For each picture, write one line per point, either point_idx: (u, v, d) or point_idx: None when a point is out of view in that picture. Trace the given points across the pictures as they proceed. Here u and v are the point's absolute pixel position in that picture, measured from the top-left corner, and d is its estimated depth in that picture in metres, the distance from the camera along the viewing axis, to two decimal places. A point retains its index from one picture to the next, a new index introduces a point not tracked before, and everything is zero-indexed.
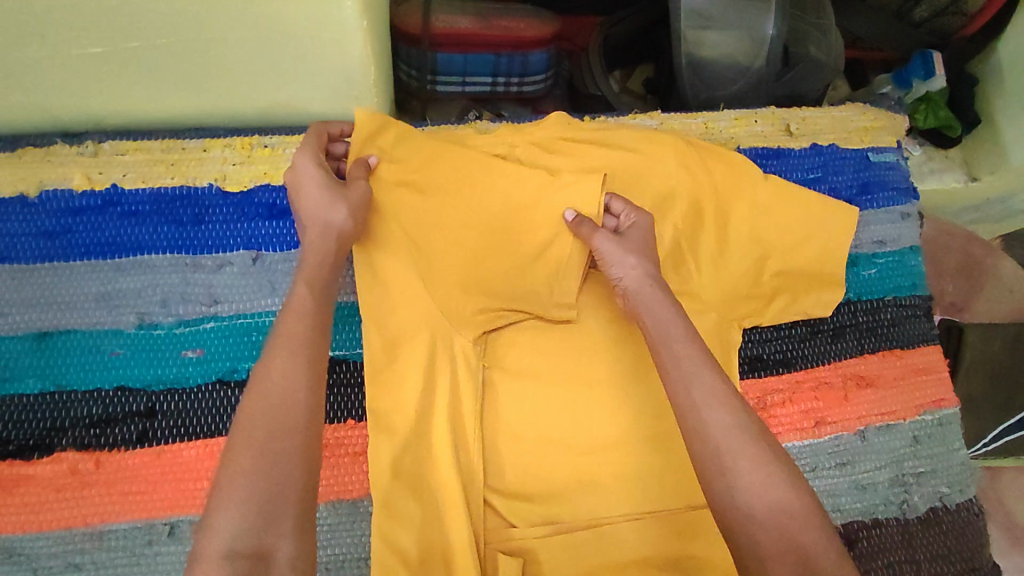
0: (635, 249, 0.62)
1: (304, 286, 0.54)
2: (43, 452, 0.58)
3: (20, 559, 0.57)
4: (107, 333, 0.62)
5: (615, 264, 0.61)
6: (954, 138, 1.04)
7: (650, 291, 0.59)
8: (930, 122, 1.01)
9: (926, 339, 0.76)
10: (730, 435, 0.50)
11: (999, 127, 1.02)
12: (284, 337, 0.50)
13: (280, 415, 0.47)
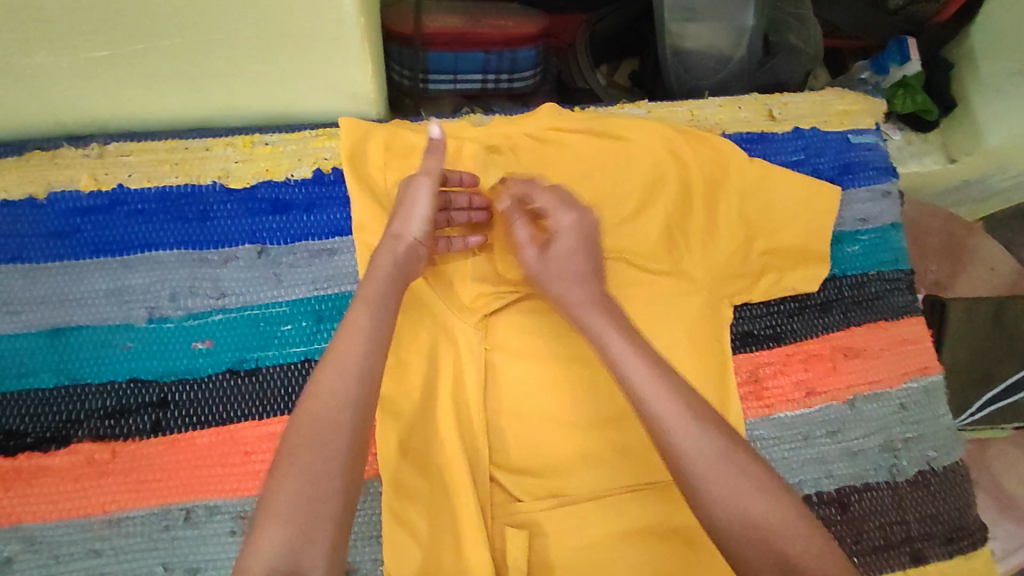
0: (560, 266, 0.64)
1: (363, 304, 0.56)
2: (60, 444, 0.60)
3: (41, 547, 0.58)
4: (119, 328, 0.63)
5: (547, 283, 0.65)
6: (931, 121, 1.08)
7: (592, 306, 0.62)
8: (908, 106, 1.05)
9: (909, 311, 0.79)
10: (708, 455, 0.52)
11: (974, 109, 1.06)
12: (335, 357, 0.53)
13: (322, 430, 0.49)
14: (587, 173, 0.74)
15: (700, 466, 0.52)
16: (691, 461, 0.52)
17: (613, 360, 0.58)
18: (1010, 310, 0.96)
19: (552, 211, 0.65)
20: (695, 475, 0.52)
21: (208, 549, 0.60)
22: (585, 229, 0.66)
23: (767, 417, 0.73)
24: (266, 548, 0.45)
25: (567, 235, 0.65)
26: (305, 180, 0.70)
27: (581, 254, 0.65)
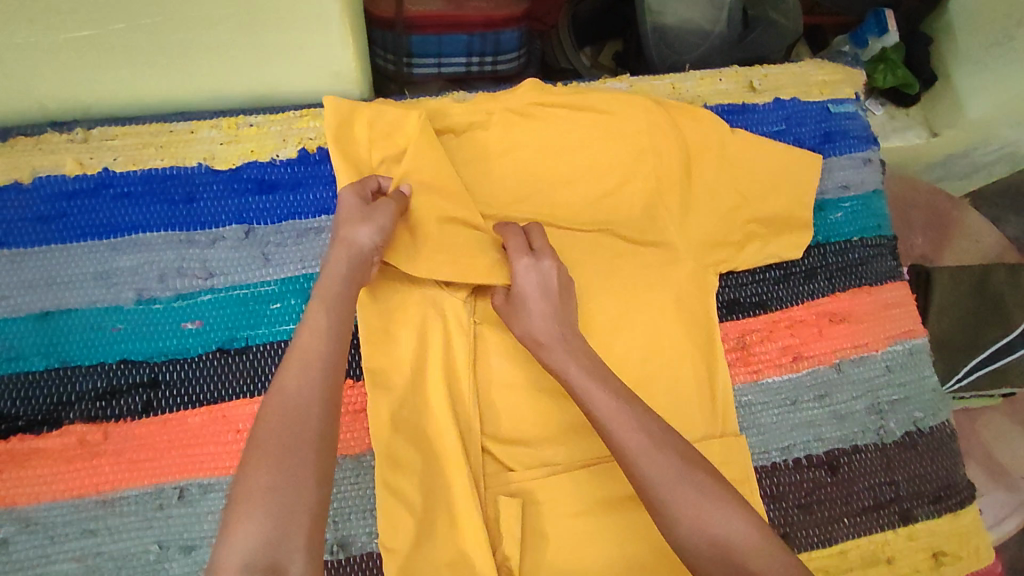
0: (530, 304, 0.65)
1: (319, 301, 0.58)
2: (52, 426, 0.60)
3: (34, 529, 0.58)
4: (107, 310, 0.64)
5: (513, 321, 0.66)
6: (912, 95, 1.10)
7: (561, 348, 0.63)
8: (889, 81, 1.07)
9: (892, 276, 0.80)
10: (667, 482, 0.54)
11: (954, 82, 1.07)
12: (298, 354, 0.55)
13: (293, 421, 0.51)
14: (571, 148, 0.75)
15: (658, 485, 0.54)
16: (649, 471, 0.55)
17: (574, 386, 0.61)
18: (993, 278, 0.96)
19: (515, 256, 0.66)
20: (659, 489, 0.54)
21: (203, 526, 0.60)
22: (550, 280, 0.66)
23: (754, 382, 0.74)
24: (239, 543, 0.46)
25: (530, 278, 0.65)
26: (290, 160, 0.71)
27: (543, 299, 0.65)
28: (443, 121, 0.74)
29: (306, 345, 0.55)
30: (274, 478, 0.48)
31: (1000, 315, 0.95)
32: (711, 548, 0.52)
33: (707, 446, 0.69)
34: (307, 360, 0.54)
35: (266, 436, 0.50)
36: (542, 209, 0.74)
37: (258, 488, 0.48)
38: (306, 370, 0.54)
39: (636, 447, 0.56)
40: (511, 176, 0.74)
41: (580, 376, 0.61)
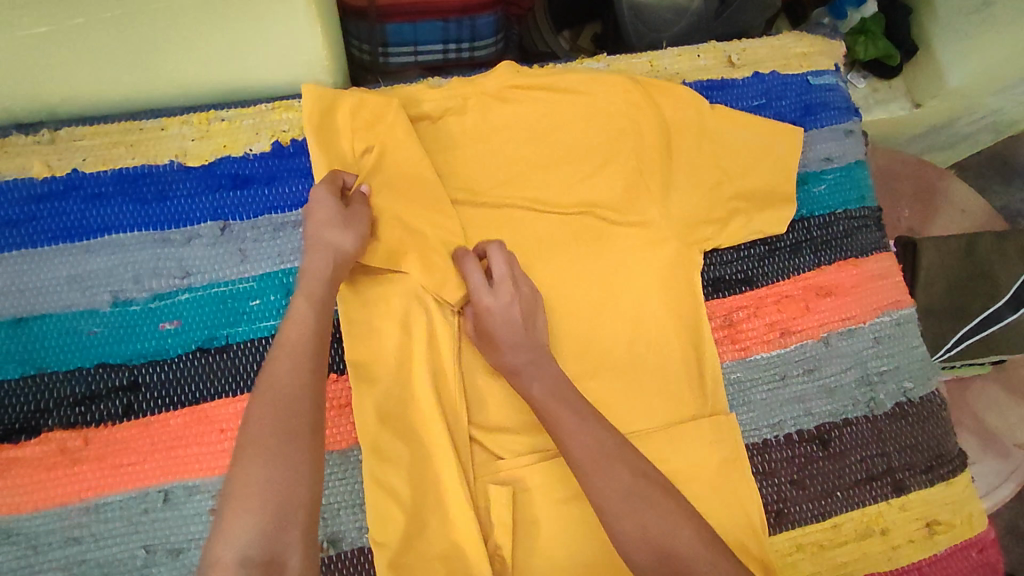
0: (494, 338, 0.63)
1: (303, 300, 0.58)
2: (31, 434, 0.59)
3: (18, 538, 0.57)
4: (83, 314, 0.62)
5: (488, 354, 0.65)
6: (893, 67, 1.09)
7: (546, 367, 0.62)
8: (870, 53, 1.06)
9: (878, 246, 0.80)
10: (625, 488, 0.55)
11: (935, 51, 1.06)
12: (286, 349, 0.54)
13: (286, 414, 0.50)
14: (549, 131, 0.75)
15: (609, 492, 0.55)
16: (598, 479, 0.56)
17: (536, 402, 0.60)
18: (979, 246, 0.96)
19: (477, 293, 0.64)
20: (608, 497, 0.55)
21: (190, 530, 0.59)
22: (512, 314, 0.63)
23: (743, 359, 0.73)
24: (238, 537, 0.45)
25: (492, 316, 0.63)
26: (264, 153, 0.70)
27: (508, 332, 0.63)
28: (419, 109, 0.73)
29: (292, 341, 0.55)
30: (271, 470, 0.48)
31: (989, 284, 0.95)
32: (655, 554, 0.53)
33: (697, 425, 0.68)
34: (298, 355, 0.54)
35: (258, 427, 0.49)
36: (522, 194, 0.73)
37: (253, 482, 0.47)
38: (298, 363, 0.53)
39: (599, 450, 0.57)
40: (489, 163, 0.73)
41: (541, 390, 0.60)
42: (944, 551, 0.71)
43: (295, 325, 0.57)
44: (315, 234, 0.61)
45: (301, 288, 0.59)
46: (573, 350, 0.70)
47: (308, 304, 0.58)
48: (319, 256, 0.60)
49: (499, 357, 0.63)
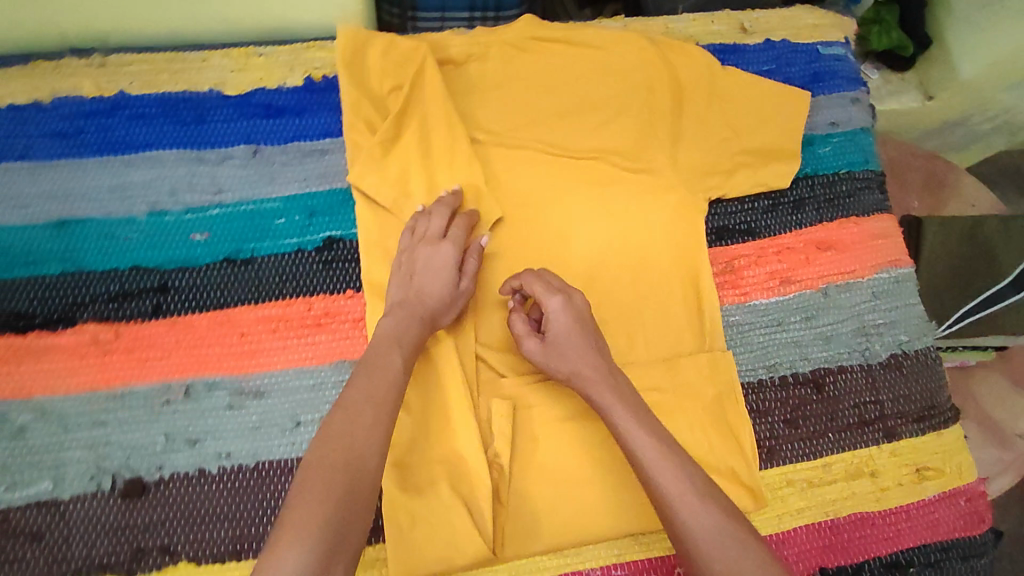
0: (571, 343, 0.64)
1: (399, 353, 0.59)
2: (67, 324, 0.63)
3: (49, 417, 0.61)
4: (121, 220, 0.67)
5: (558, 366, 0.64)
6: (907, 58, 1.12)
7: (618, 378, 0.63)
8: (883, 43, 1.10)
9: (879, 208, 0.82)
10: (701, 520, 0.54)
11: (948, 45, 1.10)
12: (372, 401, 0.54)
13: (355, 462, 0.50)
14: (567, 82, 0.78)
15: (682, 516, 0.55)
16: (677, 503, 0.55)
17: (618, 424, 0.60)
18: (984, 227, 0.99)
19: (545, 298, 0.64)
20: (691, 528, 0.54)
21: (208, 422, 0.63)
22: (582, 312, 0.65)
23: (742, 303, 0.76)
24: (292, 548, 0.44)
25: (565, 318, 0.64)
26: (296, 87, 0.74)
27: (581, 332, 0.64)
28: (444, 53, 0.77)
29: (381, 395, 0.54)
30: (337, 517, 0.47)
31: (991, 266, 0.98)
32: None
33: (695, 360, 0.71)
34: (380, 413, 0.53)
35: (327, 478, 0.48)
36: (539, 138, 0.76)
37: (315, 516, 0.46)
38: (379, 416, 0.53)
39: (671, 476, 0.57)
40: (509, 107, 0.77)
41: (625, 402, 0.61)
42: (932, 497, 0.73)
43: (386, 376, 0.56)
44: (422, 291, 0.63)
45: (396, 341, 0.59)
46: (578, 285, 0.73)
47: (401, 361, 0.58)
48: (420, 318, 0.62)
49: (571, 368, 0.63)
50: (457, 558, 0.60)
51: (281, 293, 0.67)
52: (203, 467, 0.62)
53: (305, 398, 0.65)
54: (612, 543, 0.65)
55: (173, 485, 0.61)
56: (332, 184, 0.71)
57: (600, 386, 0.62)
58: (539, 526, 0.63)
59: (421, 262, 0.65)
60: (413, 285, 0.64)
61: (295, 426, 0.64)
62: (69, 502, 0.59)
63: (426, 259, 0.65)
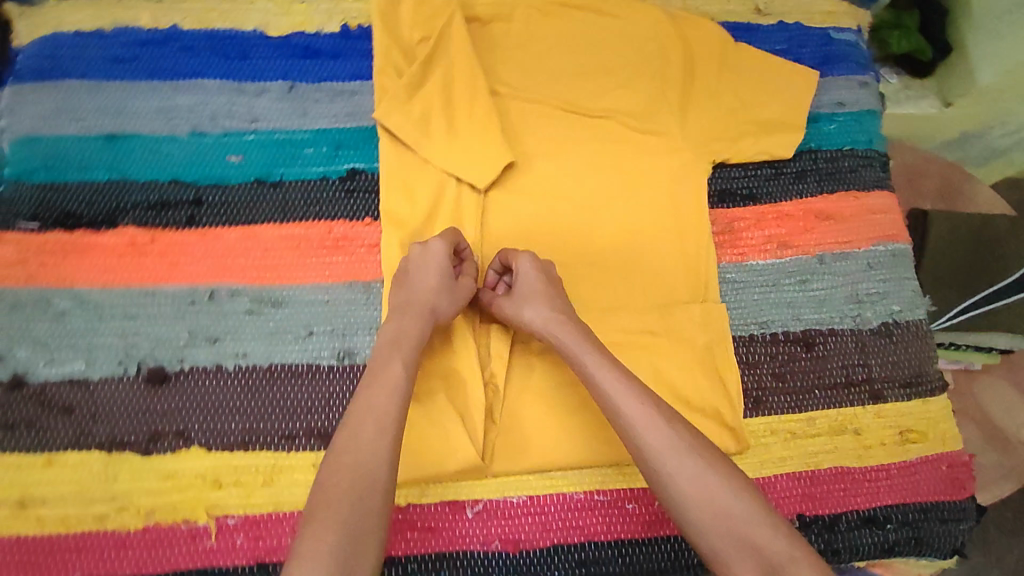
0: (532, 295, 0.66)
1: (400, 361, 0.60)
2: (109, 225, 0.69)
3: (87, 306, 0.66)
4: (165, 137, 0.73)
5: (520, 318, 0.66)
6: (925, 63, 1.12)
7: (581, 331, 0.64)
8: (902, 46, 1.11)
9: (880, 185, 0.84)
10: (663, 445, 0.57)
11: (968, 53, 1.10)
12: (373, 410, 0.57)
13: (367, 465, 0.54)
14: (585, 46, 0.82)
15: (648, 441, 0.57)
16: (642, 430, 0.58)
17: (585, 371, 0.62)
18: (991, 226, 1.01)
19: (515, 257, 0.69)
20: (705, 525, 0.54)
21: (229, 323, 0.68)
22: (547, 272, 0.68)
23: (739, 262, 0.79)
24: (320, 548, 0.50)
25: (529, 273, 0.67)
26: (333, 34, 0.80)
27: (546, 286, 0.67)
28: (471, 12, 0.82)
29: (382, 404, 0.57)
30: (355, 518, 0.52)
31: (997, 265, 1.00)
32: (725, 529, 0.53)
33: (689, 309, 0.74)
34: (383, 421, 0.56)
35: (339, 487, 0.53)
36: (555, 94, 0.80)
37: (334, 520, 0.51)
38: (382, 425, 0.56)
39: (682, 461, 0.56)
40: (527, 64, 0.81)
41: (587, 354, 0.62)
42: (915, 459, 0.75)
43: (387, 383, 0.59)
44: (420, 294, 0.65)
45: (396, 347, 0.61)
46: (582, 232, 0.76)
47: (401, 366, 0.60)
48: (418, 317, 0.63)
49: (535, 318, 0.65)
50: (450, 465, 0.65)
51: (305, 215, 0.72)
52: (221, 364, 0.67)
53: (318, 311, 0.70)
54: (597, 471, 0.69)
55: (193, 377, 0.66)
56: (359, 121, 0.76)
57: (561, 333, 0.64)
58: (529, 446, 0.67)
59: (414, 262, 0.66)
60: (408, 287, 0.65)
61: (308, 335, 0.69)
62: (98, 383, 0.64)
63: (418, 258, 0.67)
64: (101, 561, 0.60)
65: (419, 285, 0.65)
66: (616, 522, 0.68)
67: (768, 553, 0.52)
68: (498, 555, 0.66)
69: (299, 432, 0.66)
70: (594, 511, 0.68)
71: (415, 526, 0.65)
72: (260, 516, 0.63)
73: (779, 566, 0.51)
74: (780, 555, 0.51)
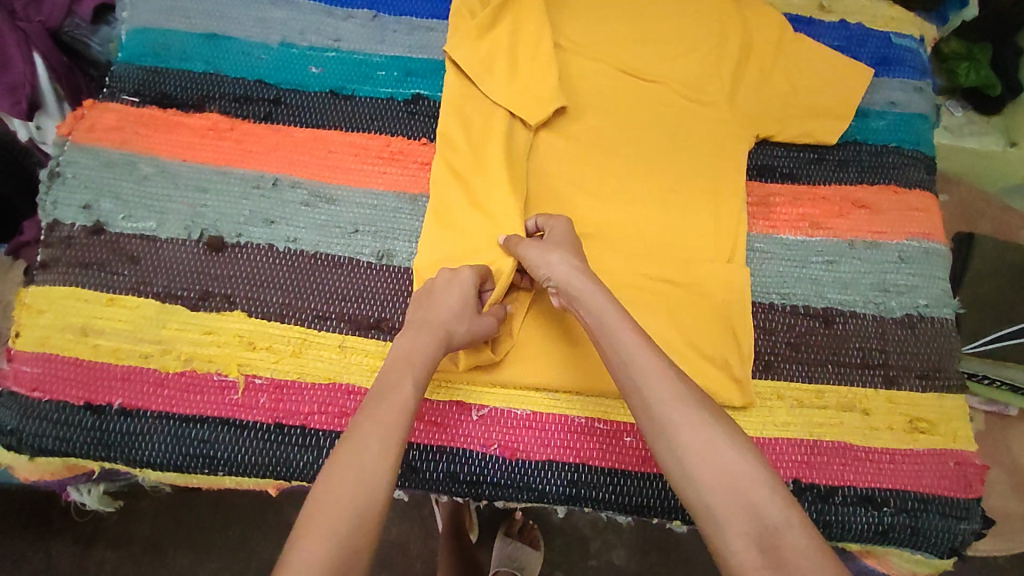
0: (563, 245, 0.69)
1: (411, 385, 0.60)
2: (197, 109, 0.77)
3: (166, 174, 0.74)
4: (258, 43, 0.81)
5: (539, 261, 0.67)
6: (994, 98, 1.06)
7: (597, 284, 0.65)
8: (970, 79, 1.05)
9: (922, 185, 0.85)
10: (668, 398, 0.57)
11: None
12: (379, 426, 0.56)
13: (368, 488, 0.53)
14: (650, 15, 0.87)
15: (654, 394, 0.57)
16: (650, 384, 0.58)
17: (604, 322, 0.62)
18: None
19: (549, 220, 0.72)
20: (725, 521, 0.51)
21: (286, 210, 0.75)
22: (576, 238, 0.71)
23: (767, 234, 0.81)
24: (309, 557, 0.47)
25: (559, 231, 0.71)
26: None
27: (572, 245, 0.69)
28: None
29: (388, 421, 0.57)
30: (348, 530, 0.50)
31: None
32: (725, 487, 0.52)
33: (712, 267, 0.76)
34: (388, 438, 0.56)
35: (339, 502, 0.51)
36: (614, 56, 0.85)
37: (328, 527, 0.49)
38: (387, 445, 0.55)
39: (706, 450, 0.54)
40: (591, 23, 0.86)
41: (604, 305, 0.63)
42: (922, 450, 0.74)
43: (393, 405, 0.58)
44: (440, 316, 0.65)
45: (408, 368, 0.61)
46: (619, 181, 0.80)
47: (411, 389, 0.60)
48: (433, 339, 0.64)
49: (559, 263, 0.67)
50: (463, 363, 0.69)
51: (366, 127, 0.79)
52: (272, 244, 0.73)
53: (367, 213, 0.75)
54: (599, 401, 0.71)
55: (245, 250, 0.73)
56: (430, 54, 0.83)
57: (583, 279, 0.65)
58: (538, 364, 0.71)
59: (441, 284, 0.67)
60: (430, 308, 0.66)
61: (353, 232, 0.75)
62: (165, 241, 0.72)
63: (443, 283, 0.68)
64: (141, 394, 0.67)
65: (438, 308, 0.65)
66: (612, 451, 0.70)
67: (766, 517, 0.50)
68: (494, 460, 0.69)
69: (330, 315, 0.71)
70: (591, 436, 0.70)
71: (422, 418, 0.70)
72: (284, 382, 0.68)
73: (773, 529, 0.49)
74: (776, 519, 0.50)
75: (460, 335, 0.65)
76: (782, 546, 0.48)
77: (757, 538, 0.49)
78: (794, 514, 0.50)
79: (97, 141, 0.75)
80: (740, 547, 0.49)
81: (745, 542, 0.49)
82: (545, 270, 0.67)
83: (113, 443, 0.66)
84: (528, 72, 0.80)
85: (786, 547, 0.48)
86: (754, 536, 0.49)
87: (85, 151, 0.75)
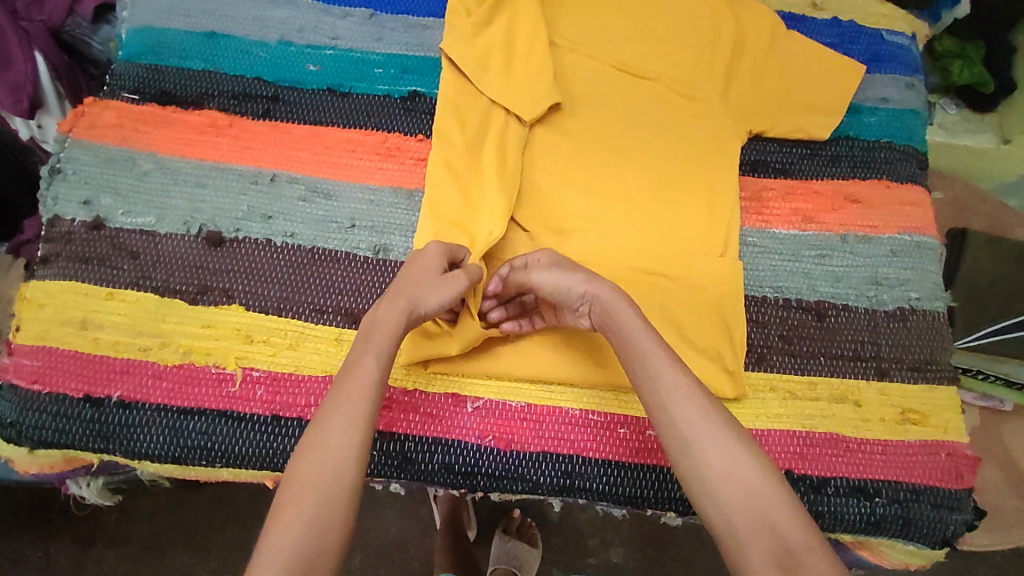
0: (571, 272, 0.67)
1: (372, 358, 0.59)
2: (197, 106, 0.78)
3: (165, 170, 0.75)
4: (256, 41, 0.82)
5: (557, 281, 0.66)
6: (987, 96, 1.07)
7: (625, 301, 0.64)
8: (964, 77, 1.06)
9: (913, 179, 0.85)
10: (693, 416, 0.57)
11: None
12: (344, 406, 0.56)
13: (336, 472, 0.53)
14: (644, 12, 0.88)
15: (680, 411, 0.58)
16: (675, 402, 0.58)
17: (630, 337, 0.62)
18: None
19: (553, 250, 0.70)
20: (747, 540, 0.52)
21: (284, 205, 0.75)
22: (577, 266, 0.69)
23: (761, 228, 0.82)
24: (283, 544, 0.49)
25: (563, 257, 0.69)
26: None
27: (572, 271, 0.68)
28: None
29: (352, 399, 0.56)
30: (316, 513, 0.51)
31: None
32: (749, 507, 0.53)
33: (705, 261, 0.77)
34: (353, 418, 0.55)
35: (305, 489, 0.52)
36: (608, 53, 0.86)
37: (301, 516, 0.51)
38: (349, 423, 0.55)
39: (731, 470, 0.55)
40: (586, 20, 0.87)
41: (631, 321, 0.63)
42: (915, 441, 0.75)
43: (358, 382, 0.58)
44: (407, 286, 0.64)
45: (371, 342, 0.60)
46: (613, 176, 0.81)
47: (374, 361, 0.59)
48: (398, 309, 0.62)
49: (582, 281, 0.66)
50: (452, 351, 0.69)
51: (363, 124, 0.80)
52: (270, 239, 0.74)
53: (363, 208, 0.76)
54: (594, 392, 0.72)
55: (244, 245, 0.74)
56: (426, 51, 0.84)
57: (613, 294, 0.65)
58: (531, 355, 0.71)
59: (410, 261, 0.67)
60: (401, 281, 0.65)
61: (350, 226, 0.75)
62: (164, 236, 0.73)
63: (414, 259, 0.67)
64: (140, 386, 0.68)
65: (404, 281, 0.64)
66: (605, 442, 0.71)
67: (787, 537, 0.51)
68: (490, 452, 0.70)
69: (327, 308, 0.72)
70: (585, 428, 0.71)
71: (418, 410, 0.70)
72: (282, 373, 0.69)
73: (795, 550, 0.50)
74: (797, 540, 0.51)
75: (428, 303, 0.64)
76: (805, 567, 0.49)
77: (779, 558, 0.50)
78: (815, 537, 0.52)
79: (97, 138, 0.76)
80: (761, 566, 0.51)
81: (766, 561, 0.50)
82: (570, 287, 0.66)
83: (112, 435, 0.67)
84: (523, 70, 0.81)
85: (808, 569, 0.49)
86: (775, 556, 0.50)
87: (86, 148, 0.76)
